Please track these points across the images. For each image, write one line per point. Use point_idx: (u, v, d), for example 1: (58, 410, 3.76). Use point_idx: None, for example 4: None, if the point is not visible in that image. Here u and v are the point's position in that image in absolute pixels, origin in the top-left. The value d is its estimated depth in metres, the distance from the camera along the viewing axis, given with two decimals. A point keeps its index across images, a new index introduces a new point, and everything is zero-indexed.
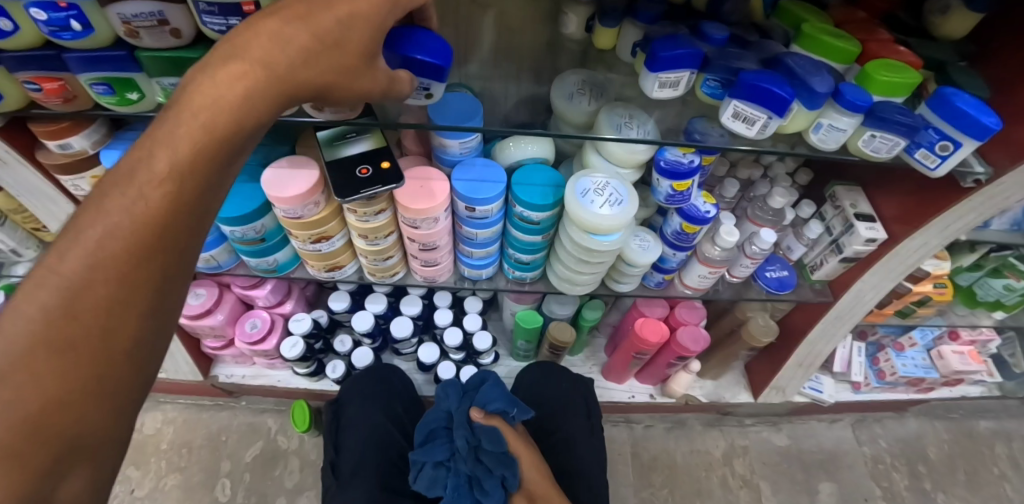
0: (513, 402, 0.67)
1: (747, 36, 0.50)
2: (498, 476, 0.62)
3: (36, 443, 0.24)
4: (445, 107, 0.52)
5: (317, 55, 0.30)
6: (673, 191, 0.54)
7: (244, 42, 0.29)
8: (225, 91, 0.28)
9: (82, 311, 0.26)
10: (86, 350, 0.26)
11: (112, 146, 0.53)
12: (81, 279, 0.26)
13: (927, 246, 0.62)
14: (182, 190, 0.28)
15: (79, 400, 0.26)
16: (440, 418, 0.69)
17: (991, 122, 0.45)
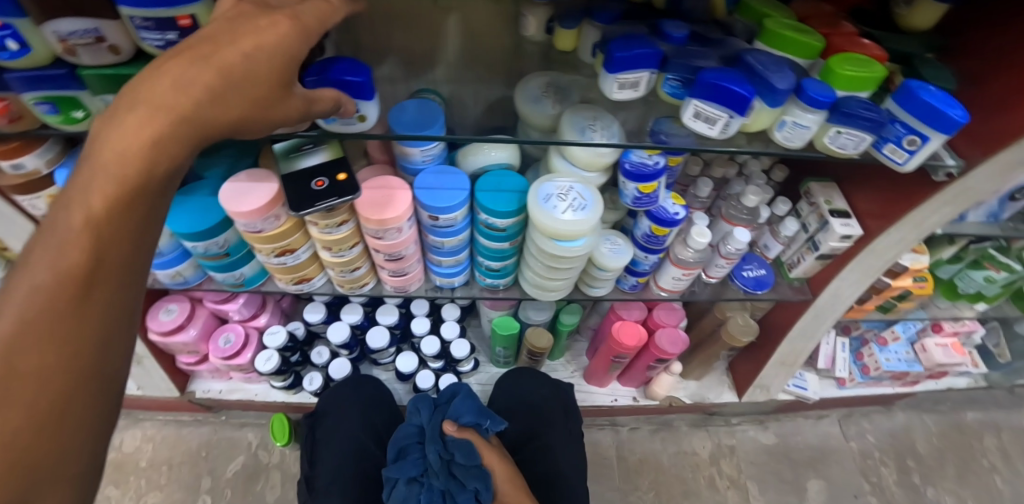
0: (485, 415, 0.68)
1: (709, 34, 0.49)
2: (472, 490, 0.61)
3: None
4: (406, 115, 0.50)
5: (225, 91, 0.30)
6: (639, 193, 0.53)
7: (145, 87, 0.28)
8: (129, 133, 0.28)
9: (24, 361, 0.26)
10: (33, 398, 0.26)
11: (65, 165, 0.53)
12: (14, 336, 0.26)
13: (903, 241, 0.61)
14: (109, 234, 0.29)
15: (33, 449, 0.26)
16: (412, 434, 0.68)
17: (958, 115, 0.44)
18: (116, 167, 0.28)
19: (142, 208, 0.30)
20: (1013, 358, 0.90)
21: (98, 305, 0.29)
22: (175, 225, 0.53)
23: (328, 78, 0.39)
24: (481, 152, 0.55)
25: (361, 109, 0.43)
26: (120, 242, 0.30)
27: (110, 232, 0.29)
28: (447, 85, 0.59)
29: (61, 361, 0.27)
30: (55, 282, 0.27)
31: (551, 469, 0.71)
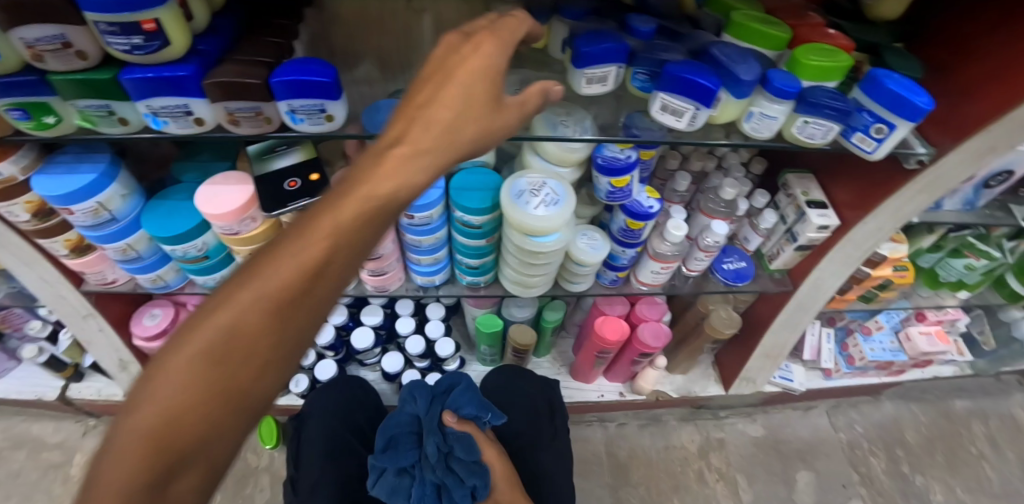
0: (486, 408, 0.67)
1: (677, 28, 0.49)
2: (469, 487, 0.61)
3: (161, 449, 0.26)
4: (378, 115, 0.51)
5: (471, 115, 0.34)
6: (612, 187, 0.53)
7: (421, 119, 0.33)
8: (373, 193, 0.31)
9: (240, 336, 0.28)
10: (229, 374, 0.28)
11: (44, 171, 0.50)
12: (242, 310, 0.28)
13: (880, 230, 0.62)
14: (316, 285, 0.30)
15: (207, 419, 0.28)
16: (408, 424, 0.67)
17: (923, 103, 0.44)
18: (370, 186, 0.30)
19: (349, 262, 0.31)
20: (997, 345, 0.91)
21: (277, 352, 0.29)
22: (153, 229, 0.54)
23: (292, 78, 0.39)
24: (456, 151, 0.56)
25: (327, 109, 0.44)
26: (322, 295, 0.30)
27: (345, 241, 0.30)
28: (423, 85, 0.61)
29: (263, 349, 0.29)
30: (248, 325, 0.28)
31: (535, 467, 0.71)
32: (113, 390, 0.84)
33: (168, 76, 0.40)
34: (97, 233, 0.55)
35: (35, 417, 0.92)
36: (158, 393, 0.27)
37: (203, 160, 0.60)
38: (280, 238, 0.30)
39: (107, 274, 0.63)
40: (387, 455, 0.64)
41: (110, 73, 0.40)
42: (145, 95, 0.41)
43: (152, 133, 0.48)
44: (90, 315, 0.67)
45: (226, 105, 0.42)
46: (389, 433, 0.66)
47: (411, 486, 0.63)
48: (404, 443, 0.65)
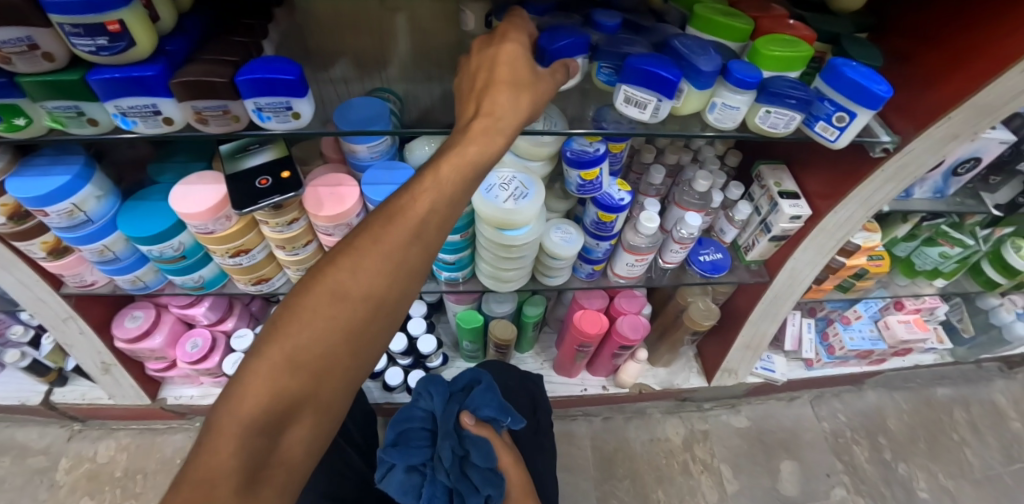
0: (505, 411, 0.67)
1: (641, 22, 0.50)
2: (484, 495, 0.59)
3: (302, 367, 0.32)
4: (349, 113, 0.52)
5: (527, 96, 0.39)
6: (582, 180, 0.54)
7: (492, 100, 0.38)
8: (443, 180, 0.36)
9: (360, 277, 0.34)
10: (351, 310, 0.34)
11: (18, 174, 0.50)
12: (362, 256, 0.34)
13: (851, 219, 0.63)
14: (395, 271, 0.35)
15: (335, 345, 0.34)
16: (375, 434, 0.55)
17: (882, 91, 0.45)
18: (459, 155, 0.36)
19: (426, 248, 0.36)
20: (976, 332, 0.92)
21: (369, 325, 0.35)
22: (129, 229, 0.54)
23: (257, 76, 0.40)
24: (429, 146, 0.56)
25: (294, 106, 0.44)
26: (405, 277, 0.36)
27: (441, 202, 0.36)
28: (401, 84, 0.62)
29: (377, 291, 0.34)
30: (349, 290, 0.34)
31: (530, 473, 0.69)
32: (97, 394, 0.84)
33: (135, 77, 0.40)
34: (74, 235, 0.55)
35: (20, 423, 0.92)
36: (271, 354, 0.32)
37: (180, 161, 0.60)
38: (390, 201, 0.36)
39: (86, 275, 0.63)
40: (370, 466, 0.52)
41: (77, 75, 0.41)
42: (113, 95, 0.42)
43: (124, 134, 0.49)
44: (70, 317, 0.68)
45: (193, 104, 0.43)
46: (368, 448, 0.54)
47: (421, 485, 0.63)
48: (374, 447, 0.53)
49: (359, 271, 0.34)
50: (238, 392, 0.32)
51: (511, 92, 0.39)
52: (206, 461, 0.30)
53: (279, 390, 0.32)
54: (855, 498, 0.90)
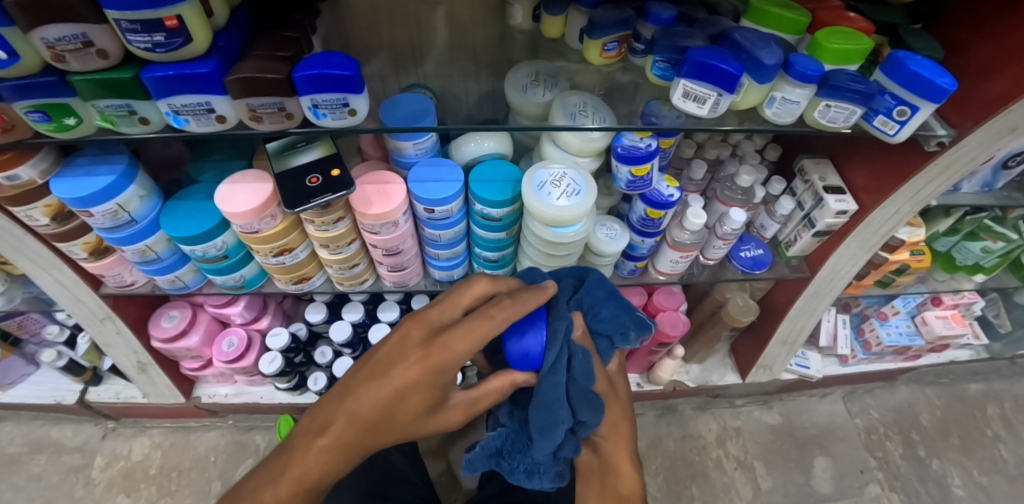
0: (619, 328, 0.52)
1: (695, 14, 0.49)
2: (591, 389, 0.46)
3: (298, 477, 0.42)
4: (396, 109, 0.51)
5: (443, 355, 0.40)
6: (632, 176, 0.53)
7: (432, 348, 0.40)
8: (391, 382, 0.40)
9: (327, 443, 0.41)
10: (326, 454, 0.41)
11: (62, 174, 0.50)
12: (339, 435, 0.41)
13: (897, 214, 0.62)
14: (354, 432, 0.41)
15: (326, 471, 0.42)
16: (602, 288, 0.53)
17: (947, 84, 0.44)
18: (398, 382, 0.40)
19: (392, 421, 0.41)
20: (1013, 327, 0.91)
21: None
22: (171, 229, 0.54)
23: (315, 72, 0.39)
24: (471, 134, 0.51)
25: (350, 102, 0.43)
26: (342, 448, 0.41)
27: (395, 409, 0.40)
28: (437, 79, 0.60)
29: (336, 443, 0.41)
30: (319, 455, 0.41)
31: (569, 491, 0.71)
32: (131, 393, 0.85)
33: (189, 74, 0.39)
34: (117, 235, 0.54)
35: (55, 421, 0.93)
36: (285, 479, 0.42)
37: (219, 159, 0.60)
38: (353, 383, 0.42)
39: (125, 276, 0.63)
40: (584, 302, 0.51)
41: (131, 74, 0.40)
42: (166, 92, 0.41)
43: (172, 132, 0.48)
44: (107, 318, 0.68)
45: (248, 101, 0.42)
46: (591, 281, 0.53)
47: (572, 381, 0.46)
48: (605, 297, 0.52)
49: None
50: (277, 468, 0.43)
51: (431, 359, 0.40)
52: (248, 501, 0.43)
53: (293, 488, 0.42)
54: (890, 495, 0.90)
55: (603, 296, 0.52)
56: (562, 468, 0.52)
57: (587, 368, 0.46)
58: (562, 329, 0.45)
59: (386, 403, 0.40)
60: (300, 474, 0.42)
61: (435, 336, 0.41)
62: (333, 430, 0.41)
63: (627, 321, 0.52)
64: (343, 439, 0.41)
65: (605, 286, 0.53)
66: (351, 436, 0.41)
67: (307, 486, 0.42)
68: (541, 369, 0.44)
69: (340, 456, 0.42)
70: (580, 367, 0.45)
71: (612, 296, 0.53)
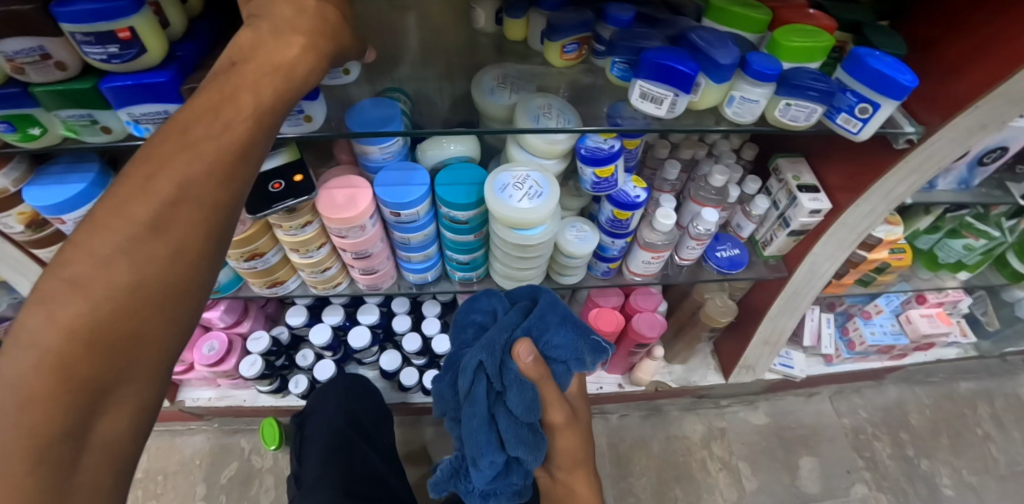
0: (575, 352, 0.53)
1: (656, 15, 0.49)
2: (527, 421, 0.50)
3: (95, 345, 0.26)
4: (362, 114, 0.51)
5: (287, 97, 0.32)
6: (597, 178, 0.53)
7: (260, 77, 0.31)
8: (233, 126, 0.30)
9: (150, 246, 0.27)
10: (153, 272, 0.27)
11: (33, 183, 0.51)
12: (151, 224, 0.27)
13: (873, 213, 0.61)
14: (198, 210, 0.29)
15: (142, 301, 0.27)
16: (553, 312, 0.54)
17: (907, 81, 0.43)
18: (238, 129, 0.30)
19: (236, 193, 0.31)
20: (1001, 325, 0.90)
21: (121, 342, 0.27)
22: None
23: None
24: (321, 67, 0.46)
25: (306, 110, 0.45)
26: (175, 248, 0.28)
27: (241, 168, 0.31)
28: (411, 83, 0.57)
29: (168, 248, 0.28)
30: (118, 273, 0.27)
31: None
32: None
33: (147, 84, 0.40)
34: None
35: None
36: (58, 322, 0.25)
37: None
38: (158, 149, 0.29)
39: None
40: (534, 329, 0.52)
41: (89, 85, 0.41)
42: (125, 102, 0.41)
43: (136, 141, 0.48)
44: None
45: None
46: (541, 304, 0.55)
47: (505, 409, 0.51)
48: (557, 323, 0.53)
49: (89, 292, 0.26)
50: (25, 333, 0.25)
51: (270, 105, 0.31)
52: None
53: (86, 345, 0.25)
54: (877, 496, 0.89)
55: (554, 321, 0.53)
56: (517, 488, 0.58)
57: (524, 402, 0.49)
58: (484, 361, 0.50)
59: (309, 43, 0.32)
60: (221, 151, 0.29)
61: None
62: (260, 87, 0.31)
63: (581, 346, 0.53)
64: (270, 99, 0.31)
65: (558, 312, 0.54)
66: (280, 92, 0.32)
67: (234, 175, 0.30)
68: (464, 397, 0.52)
69: (272, 120, 0.32)
70: (515, 402, 0.49)
71: (567, 321, 0.54)
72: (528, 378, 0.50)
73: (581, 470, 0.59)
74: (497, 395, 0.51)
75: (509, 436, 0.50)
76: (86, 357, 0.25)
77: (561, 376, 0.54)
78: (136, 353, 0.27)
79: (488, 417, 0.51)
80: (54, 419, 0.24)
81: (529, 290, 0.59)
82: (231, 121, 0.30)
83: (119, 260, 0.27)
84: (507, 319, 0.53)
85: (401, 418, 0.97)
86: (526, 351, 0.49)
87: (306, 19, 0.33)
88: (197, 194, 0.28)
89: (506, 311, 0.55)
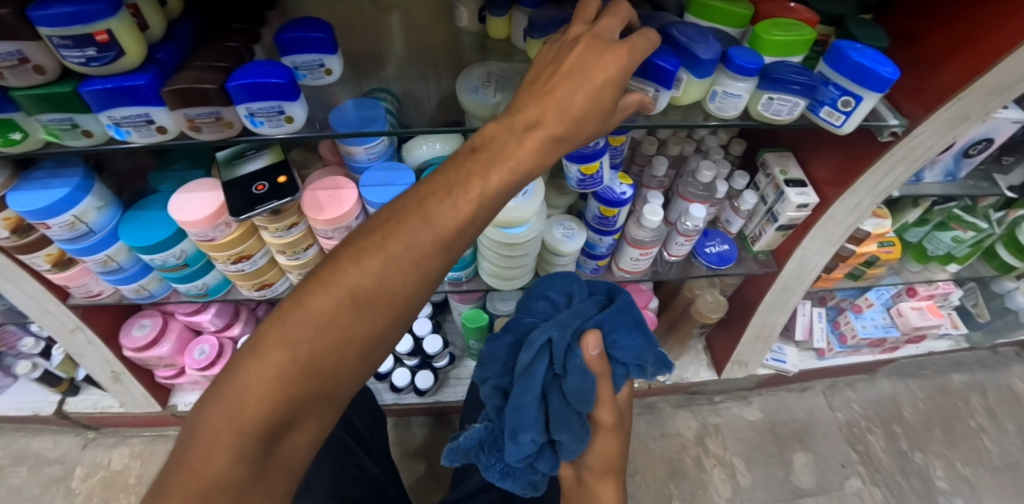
0: (646, 361, 0.50)
1: (637, 10, 0.49)
2: (577, 411, 0.47)
3: (308, 371, 0.33)
4: (344, 115, 0.51)
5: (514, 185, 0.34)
6: (582, 175, 0.52)
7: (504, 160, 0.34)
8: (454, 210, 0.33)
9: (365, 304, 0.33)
10: (359, 325, 0.33)
11: (17, 188, 0.50)
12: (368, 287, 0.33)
13: (860, 206, 0.61)
14: (402, 282, 0.33)
15: (345, 346, 0.34)
16: (628, 316, 0.51)
17: (889, 73, 0.43)
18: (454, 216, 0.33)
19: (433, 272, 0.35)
20: (992, 317, 0.91)
21: (326, 373, 0.34)
22: (129, 238, 0.54)
23: (250, 81, 0.40)
24: (289, 63, 0.46)
25: (286, 110, 0.44)
26: (376, 313, 0.34)
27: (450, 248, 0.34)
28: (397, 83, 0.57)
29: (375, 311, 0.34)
30: (332, 323, 0.33)
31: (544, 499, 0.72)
32: (109, 403, 0.87)
33: (127, 87, 0.40)
34: (77, 246, 0.55)
35: (36, 433, 0.95)
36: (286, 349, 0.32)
37: (178, 169, 0.60)
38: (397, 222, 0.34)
39: (92, 286, 0.64)
40: (607, 324, 0.49)
41: (70, 88, 0.40)
42: (106, 106, 0.41)
43: (118, 145, 0.48)
44: (78, 328, 0.68)
45: (185, 111, 0.43)
46: (618, 303, 0.52)
47: (557, 394, 0.48)
48: (629, 325, 0.50)
49: (300, 340, 0.32)
50: (266, 347, 0.33)
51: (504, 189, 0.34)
52: (221, 413, 0.32)
53: (302, 370, 0.33)
54: (872, 490, 0.89)
55: (627, 323, 0.50)
56: (536, 478, 0.55)
57: (580, 392, 0.46)
58: (553, 339, 0.48)
59: (545, 141, 0.34)
60: (435, 234, 0.33)
61: (575, 71, 0.34)
62: (488, 178, 0.34)
63: (650, 355, 0.50)
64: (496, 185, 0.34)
65: (631, 315, 0.51)
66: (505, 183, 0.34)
67: (437, 256, 0.34)
68: (519, 369, 0.49)
69: (487, 211, 0.34)
70: (571, 390, 0.46)
71: (639, 325, 0.51)
72: (591, 370, 0.47)
73: (609, 478, 0.49)
74: (554, 376, 0.49)
75: (556, 422, 0.47)
76: (303, 379, 0.33)
77: (619, 379, 0.51)
78: (329, 386, 0.34)
79: (540, 395, 0.48)
80: (262, 422, 0.32)
81: (608, 287, 0.56)
82: (460, 200, 0.33)
83: (339, 311, 0.33)
84: (581, 307, 0.51)
85: (396, 419, 0.97)
86: (594, 342, 0.47)
87: (550, 118, 0.34)
88: (404, 263, 0.33)
89: (582, 299, 0.52)
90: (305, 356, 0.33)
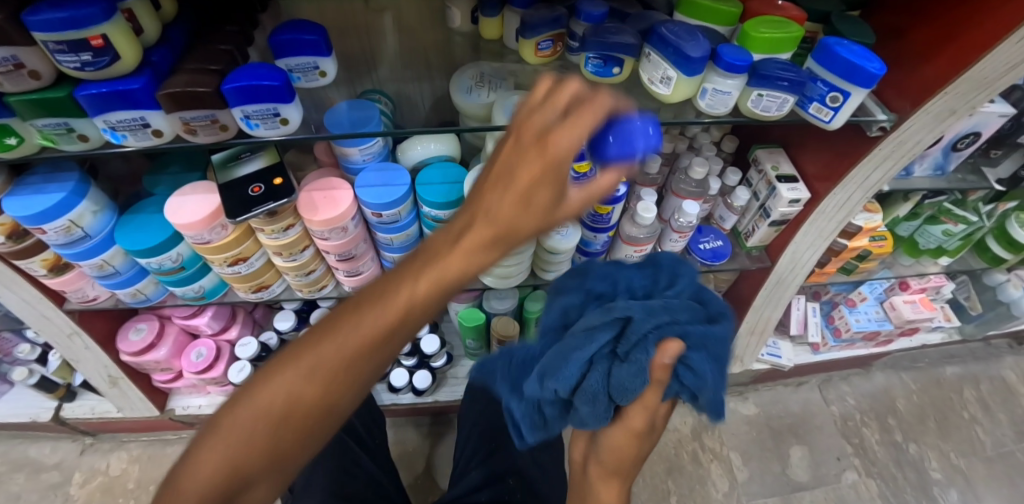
0: (711, 402, 0.40)
1: (627, 10, 0.49)
2: (608, 401, 0.40)
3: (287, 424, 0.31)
4: (339, 116, 0.51)
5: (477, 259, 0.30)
6: (576, 172, 0.53)
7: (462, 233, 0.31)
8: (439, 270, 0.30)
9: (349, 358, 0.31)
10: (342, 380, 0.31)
11: (13, 193, 0.50)
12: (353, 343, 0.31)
13: (851, 201, 0.61)
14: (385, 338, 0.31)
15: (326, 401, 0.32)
16: (724, 348, 0.41)
17: (875, 69, 0.44)
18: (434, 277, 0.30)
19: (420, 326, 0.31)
20: (984, 309, 0.92)
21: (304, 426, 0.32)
22: (125, 242, 0.55)
23: (243, 83, 0.40)
24: (283, 66, 0.46)
25: (282, 113, 0.44)
26: (359, 368, 0.31)
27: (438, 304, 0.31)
28: (390, 85, 0.58)
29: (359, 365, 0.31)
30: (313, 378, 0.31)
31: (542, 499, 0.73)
32: (106, 408, 0.87)
33: (122, 90, 0.40)
34: (73, 250, 0.55)
35: (33, 439, 0.94)
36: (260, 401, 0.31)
37: (173, 172, 0.60)
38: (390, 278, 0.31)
39: (87, 291, 0.64)
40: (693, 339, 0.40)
41: (64, 93, 0.41)
42: (101, 110, 0.41)
43: (113, 149, 0.49)
44: (74, 333, 0.69)
45: (180, 114, 0.43)
46: (718, 331, 0.41)
47: (602, 374, 0.40)
48: (717, 355, 0.40)
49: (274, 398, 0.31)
50: (249, 395, 0.32)
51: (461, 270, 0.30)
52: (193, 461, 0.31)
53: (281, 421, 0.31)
54: (867, 482, 0.90)
55: (713, 355, 0.40)
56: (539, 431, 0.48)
57: (622, 384, 0.39)
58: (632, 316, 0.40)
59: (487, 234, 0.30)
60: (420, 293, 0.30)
61: (540, 137, 0.29)
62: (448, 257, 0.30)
63: (719, 401, 0.40)
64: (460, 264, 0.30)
65: (724, 351, 0.40)
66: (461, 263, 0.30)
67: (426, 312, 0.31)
68: (580, 324, 0.42)
69: (444, 290, 0.31)
70: (616, 377, 0.39)
71: (726, 362, 0.41)
72: (649, 373, 0.39)
73: (615, 479, 0.46)
74: (611, 354, 0.41)
75: (585, 399, 0.40)
76: (280, 433, 0.31)
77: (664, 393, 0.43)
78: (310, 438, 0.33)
79: (587, 362, 0.40)
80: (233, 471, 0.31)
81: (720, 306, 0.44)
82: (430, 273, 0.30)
83: (322, 364, 0.31)
84: (674, 303, 0.41)
85: (395, 420, 0.98)
86: (669, 353, 0.38)
87: (486, 216, 0.30)
88: (386, 321, 0.30)
89: (680, 293, 0.43)
90: (283, 409, 0.31)
